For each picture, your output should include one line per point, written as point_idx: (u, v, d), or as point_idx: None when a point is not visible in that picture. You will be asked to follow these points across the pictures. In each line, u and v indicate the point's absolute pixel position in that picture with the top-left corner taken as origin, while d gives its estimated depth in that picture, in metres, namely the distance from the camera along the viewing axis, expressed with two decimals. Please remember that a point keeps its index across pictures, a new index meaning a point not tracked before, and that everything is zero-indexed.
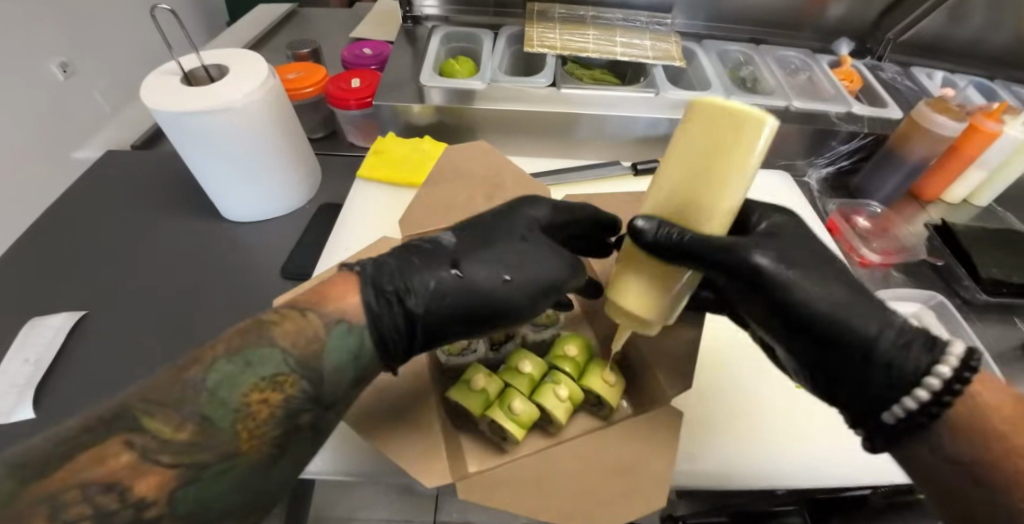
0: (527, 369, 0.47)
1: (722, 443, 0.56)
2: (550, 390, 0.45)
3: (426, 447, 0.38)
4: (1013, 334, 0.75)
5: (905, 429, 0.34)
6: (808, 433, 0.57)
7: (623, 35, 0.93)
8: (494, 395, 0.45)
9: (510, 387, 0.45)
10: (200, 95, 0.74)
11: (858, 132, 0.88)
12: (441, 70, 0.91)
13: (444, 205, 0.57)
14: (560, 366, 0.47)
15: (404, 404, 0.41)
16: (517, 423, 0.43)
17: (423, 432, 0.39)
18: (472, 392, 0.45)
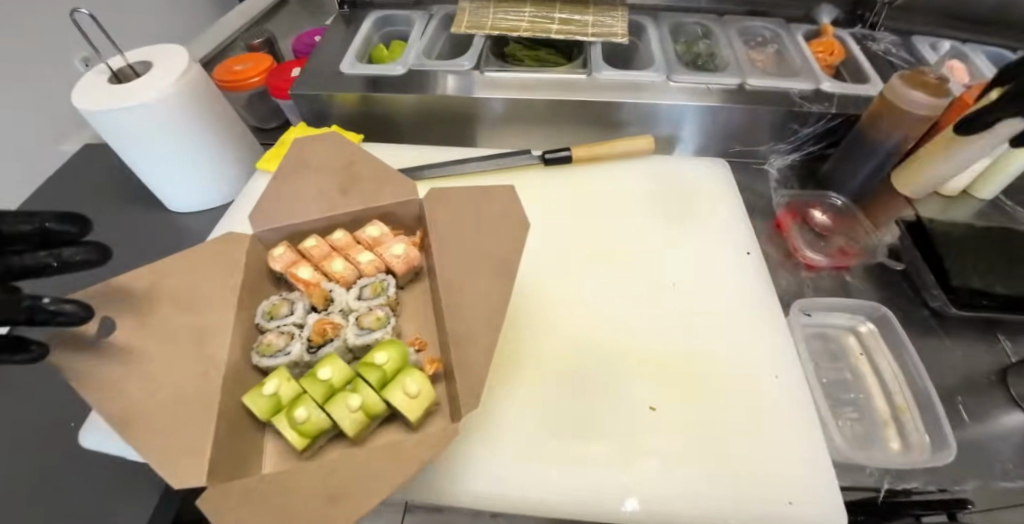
0: (326, 376, 0.46)
1: None
2: (338, 400, 0.44)
3: (189, 444, 0.39)
4: (993, 355, 0.65)
5: None
6: (670, 457, 0.45)
7: (564, 11, 0.86)
8: (287, 400, 0.46)
9: (304, 394, 0.46)
10: (120, 92, 0.74)
11: (824, 113, 0.76)
12: (372, 57, 0.89)
13: (300, 198, 0.57)
14: (363, 374, 0.46)
15: (186, 405, 0.41)
16: (297, 432, 0.44)
17: (187, 430, 0.39)
18: (263, 397, 0.46)
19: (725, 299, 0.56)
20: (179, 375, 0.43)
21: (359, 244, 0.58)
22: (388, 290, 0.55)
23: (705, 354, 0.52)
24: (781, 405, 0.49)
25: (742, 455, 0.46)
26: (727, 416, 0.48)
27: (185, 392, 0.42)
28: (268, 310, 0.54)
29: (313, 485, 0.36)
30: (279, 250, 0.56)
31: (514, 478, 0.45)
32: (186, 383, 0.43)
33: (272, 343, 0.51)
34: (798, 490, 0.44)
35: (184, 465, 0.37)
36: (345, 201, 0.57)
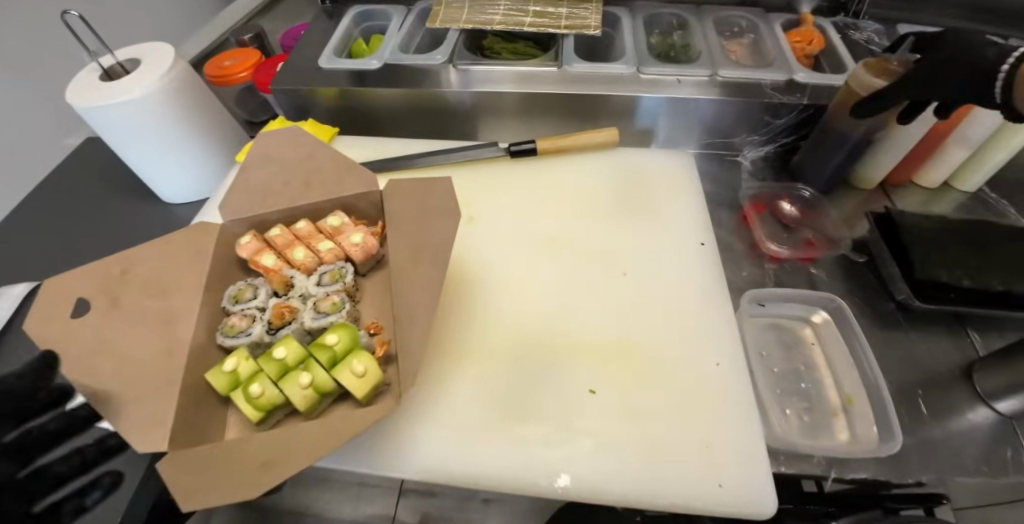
0: (281, 355, 0.49)
1: None
2: (291, 378, 0.47)
3: (151, 414, 0.42)
4: (959, 350, 0.64)
5: None
6: (605, 438, 0.46)
7: (538, 5, 0.86)
8: (245, 377, 0.48)
9: (260, 372, 0.48)
10: (115, 87, 0.78)
11: (796, 104, 0.76)
12: (353, 52, 0.91)
13: (262, 191, 0.59)
14: (316, 354, 0.48)
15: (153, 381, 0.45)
16: (252, 406, 0.46)
17: (153, 399, 0.43)
18: (221, 373, 0.48)
19: (674, 290, 0.57)
20: (140, 349, 0.45)
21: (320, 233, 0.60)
22: (347, 276, 0.58)
23: (647, 342, 0.53)
24: (719, 391, 0.50)
25: (676, 438, 0.47)
26: (665, 401, 0.49)
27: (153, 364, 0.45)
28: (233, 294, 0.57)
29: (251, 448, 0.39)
30: (245, 239, 0.58)
31: (450, 456, 0.46)
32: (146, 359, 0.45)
33: (234, 325, 0.54)
34: (728, 471, 0.45)
35: (141, 432, 0.40)
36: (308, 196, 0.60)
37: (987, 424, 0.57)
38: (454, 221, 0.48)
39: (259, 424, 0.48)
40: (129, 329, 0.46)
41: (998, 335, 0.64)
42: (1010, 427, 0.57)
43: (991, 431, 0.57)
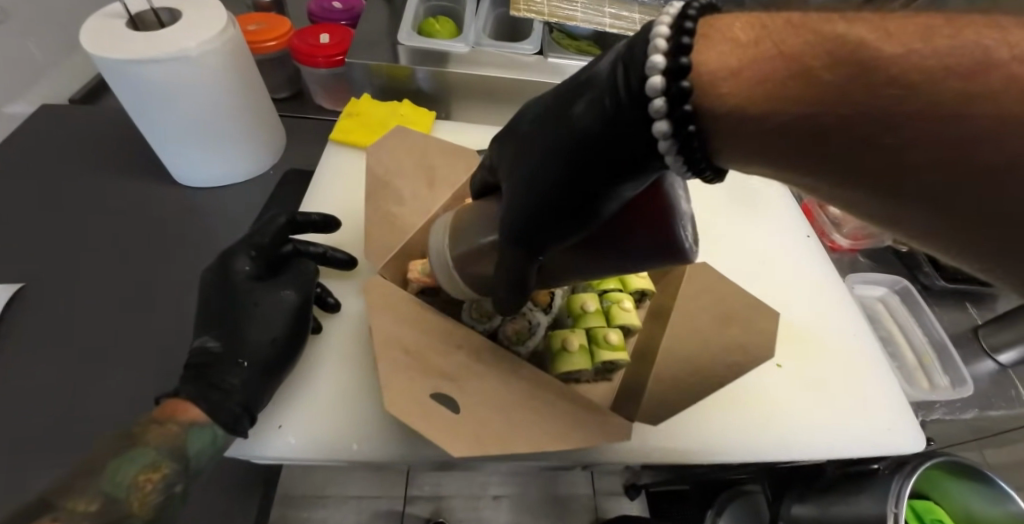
0: (592, 307, 0.48)
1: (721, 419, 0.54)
2: (617, 311, 0.48)
3: (538, 413, 0.35)
4: (966, 318, 0.81)
5: (688, 145, 0.23)
6: (807, 407, 0.54)
7: (612, 7, 0.87)
8: (587, 340, 0.46)
9: (595, 328, 0.47)
10: (142, 38, 0.60)
11: None
12: (421, 30, 0.84)
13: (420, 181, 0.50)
14: (607, 287, 0.50)
15: (506, 379, 0.37)
16: (623, 350, 0.46)
17: (462, 374, 0.36)
18: (576, 351, 0.44)
19: (804, 280, 0.65)
20: (432, 349, 0.37)
21: None
22: None
23: (799, 323, 0.61)
24: (866, 360, 0.60)
25: (853, 401, 0.56)
26: (834, 369, 0.58)
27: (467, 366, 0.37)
28: (472, 315, 0.46)
29: (587, 416, 0.37)
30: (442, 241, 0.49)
31: (690, 434, 0.51)
32: (459, 368, 0.36)
33: (519, 329, 0.46)
34: (896, 420, 0.55)
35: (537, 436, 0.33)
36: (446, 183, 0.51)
37: (994, 372, 0.75)
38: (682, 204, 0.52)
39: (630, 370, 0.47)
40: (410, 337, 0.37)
41: (990, 306, 0.82)
42: (1011, 374, 0.75)
43: (996, 376, 0.76)
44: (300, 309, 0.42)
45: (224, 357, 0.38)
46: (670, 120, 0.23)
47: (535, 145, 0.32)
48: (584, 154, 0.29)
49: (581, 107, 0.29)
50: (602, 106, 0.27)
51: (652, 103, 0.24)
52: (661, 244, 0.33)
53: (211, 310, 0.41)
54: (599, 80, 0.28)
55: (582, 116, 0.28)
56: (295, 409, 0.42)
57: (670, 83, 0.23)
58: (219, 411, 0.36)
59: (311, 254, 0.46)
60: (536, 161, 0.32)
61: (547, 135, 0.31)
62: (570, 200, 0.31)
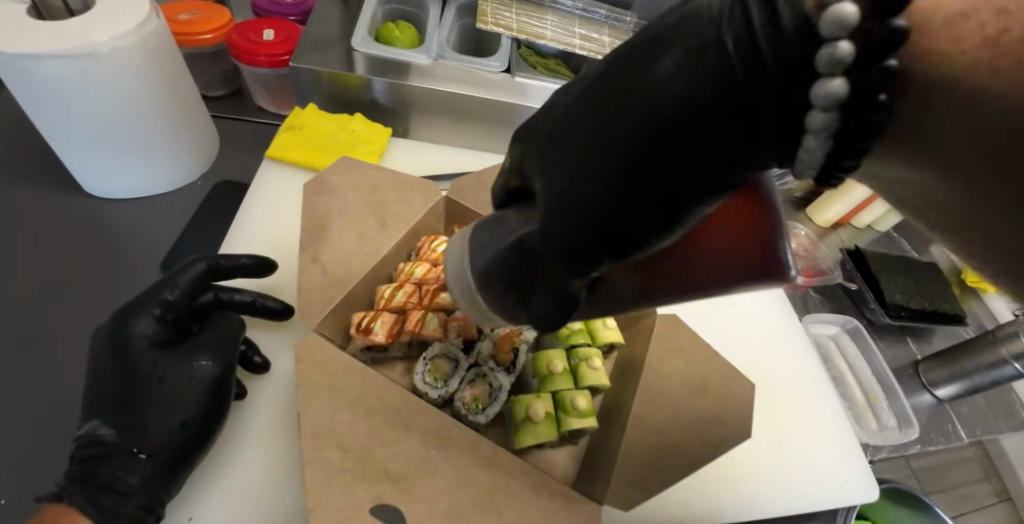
0: (559, 367, 0.44)
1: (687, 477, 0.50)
2: (585, 371, 0.44)
3: (494, 514, 0.31)
4: (906, 353, 0.84)
5: (857, 136, 0.11)
6: (767, 461, 0.53)
7: (581, 28, 0.84)
8: (552, 409, 0.42)
9: (560, 393, 0.43)
10: (41, 31, 0.50)
11: None
12: (378, 35, 0.78)
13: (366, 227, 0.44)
14: (576, 342, 0.46)
15: (455, 472, 0.32)
16: (591, 417, 0.42)
17: (412, 470, 0.32)
18: (538, 424, 0.40)
19: (764, 323, 0.64)
20: (377, 443, 0.32)
21: None
22: None
23: (761, 370, 0.60)
24: (825, 407, 0.59)
25: (813, 451, 0.55)
26: (790, 417, 0.57)
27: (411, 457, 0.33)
28: (427, 379, 0.42)
29: (554, 511, 0.32)
30: (390, 293, 0.44)
31: (653, 500, 0.48)
32: (403, 464, 0.32)
33: (477, 395, 0.42)
34: (850, 471, 0.54)
35: None
36: (399, 222, 0.47)
37: (932, 406, 0.79)
38: None
39: (597, 432, 0.44)
40: (355, 431, 0.32)
41: (927, 340, 0.85)
42: (946, 408, 0.79)
43: (936, 411, 0.79)
44: (216, 385, 0.37)
45: (120, 448, 0.34)
46: (854, 87, 0.11)
47: (574, 128, 0.18)
48: (662, 146, 0.14)
49: (662, 57, 0.14)
50: (702, 62, 0.13)
51: (822, 55, 0.11)
52: (743, 263, 0.19)
53: (104, 386, 0.35)
54: (700, 12, 0.13)
55: (661, 78, 0.14)
56: (210, 494, 0.37)
57: (873, 41, 0.10)
58: (111, 518, 0.31)
59: (237, 307, 0.40)
60: (574, 152, 0.18)
61: (588, 112, 0.17)
62: (631, 213, 0.16)
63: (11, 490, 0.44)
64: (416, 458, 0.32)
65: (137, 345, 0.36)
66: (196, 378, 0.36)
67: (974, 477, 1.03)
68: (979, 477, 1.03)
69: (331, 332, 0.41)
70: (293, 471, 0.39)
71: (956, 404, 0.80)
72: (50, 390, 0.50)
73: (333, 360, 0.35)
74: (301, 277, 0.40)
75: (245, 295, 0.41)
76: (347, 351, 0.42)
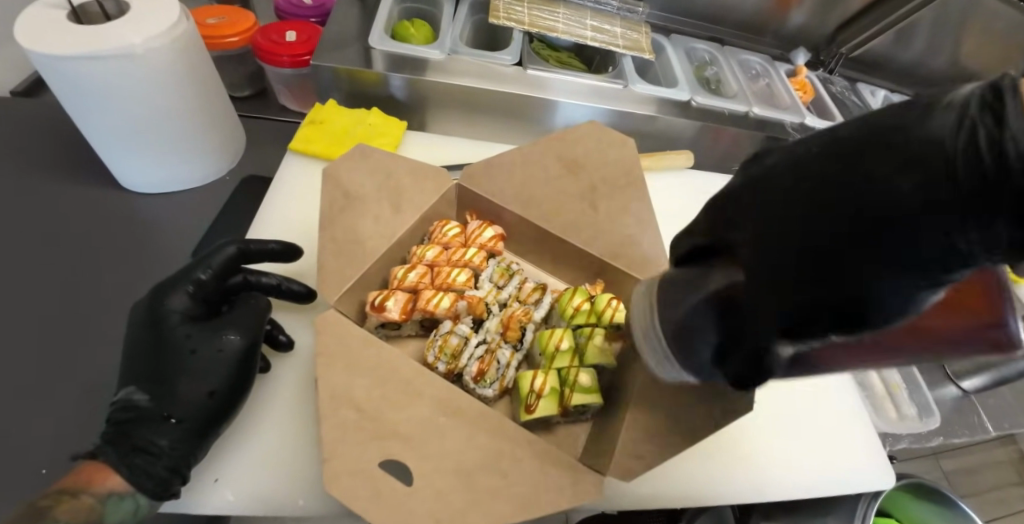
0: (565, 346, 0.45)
1: (702, 453, 0.50)
2: (590, 351, 0.45)
3: (500, 475, 0.33)
4: None
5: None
6: (769, 444, 0.52)
7: (593, 20, 0.86)
8: (558, 385, 0.43)
9: (565, 370, 0.44)
10: (81, 35, 0.54)
11: (809, 143, 0.89)
12: (394, 33, 0.80)
13: (379, 213, 0.47)
14: (581, 323, 0.48)
15: (463, 434, 0.34)
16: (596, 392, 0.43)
17: (424, 433, 0.34)
18: (543, 397, 0.41)
19: None
20: (388, 408, 0.34)
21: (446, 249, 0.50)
22: (515, 269, 0.51)
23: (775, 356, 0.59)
24: (841, 391, 0.58)
25: (827, 432, 0.54)
26: (800, 401, 0.56)
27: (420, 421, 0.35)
28: (437, 354, 0.43)
29: (557, 476, 0.34)
30: (404, 274, 0.46)
31: (661, 475, 0.49)
32: (414, 426, 0.34)
33: (485, 369, 0.43)
34: (858, 454, 0.54)
35: (494, 505, 0.31)
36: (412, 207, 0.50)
37: (957, 398, 0.76)
38: (657, 235, 0.52)
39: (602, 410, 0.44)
40: (370, 396, 0.34)
41: None
42: (972, 401, 0.76)
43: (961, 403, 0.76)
44: (243, 360, 0.39)
45: (152, 413, 0.36)
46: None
47: (789, 214, 0.20)
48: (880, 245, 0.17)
49: (894, 174, 0.17)
50: (938, 182, 0.15)
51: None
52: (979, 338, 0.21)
53: (140, 358, 0.38)
54: (937, 136, 0.16)
55: (895, 194, 0.17)
56: (235, 459, 0.39)
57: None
58: (141, 478, 0.34)
59: (263, 289, 0.43)
60: (783, 235, 0.20)
61: (804, 198, 0.20)
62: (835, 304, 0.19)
63: (56, 459, 0.47)
64: (426, 423, 0.34)
65: (171, 319, 0.39)
66: (224, 353, 0.39)
67: (1010, 481, 0.99)
68: (1015, 480, 0.99)
69: (347, 310, 0.44)
70: (315, 438, 0.41)
71: (982, 396, 0.77)
72: (92, 368, 0.54)
73: (350, 331, 0.38)
74: (326, 254, 0.42)
75: (269, 276, 0.43)
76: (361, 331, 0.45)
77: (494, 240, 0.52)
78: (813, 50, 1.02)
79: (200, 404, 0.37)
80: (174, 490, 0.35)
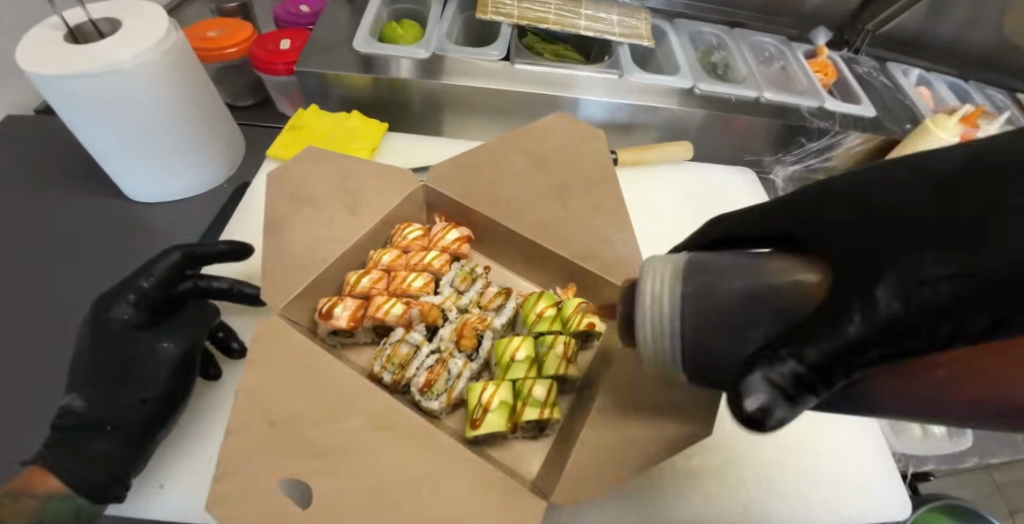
0: (521, 357, 0.43)
1: (685, 473, 0.45)
2: (549, 363, 0.43)
3: (428, 494, 0.31)
4: None
5: None
6: (769, 463, 0.47)
7: (589, 9, 0.83)
8: (510, 400, 0.40)
9: (519, 383, 0.41)
10: (73, 51, 0.57)
11: (829, 129, 0.82)
12: (382, 35, 0.79)
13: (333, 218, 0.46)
14: (543, 331, 0.45)
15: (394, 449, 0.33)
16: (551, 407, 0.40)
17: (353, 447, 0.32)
18: (491, 412, 0.39)
19: None
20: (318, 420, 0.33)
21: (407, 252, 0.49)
22: (479, 274, 0.49)
23: None
24: (853, 406, 0.52)
25: (834, 450, 0.48)
26: (815, 416, 0.50)
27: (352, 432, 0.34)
28: (383, 364, 0.42)
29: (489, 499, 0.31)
30: (358, 280, 0.45)
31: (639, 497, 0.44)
32: (343, 440, 0.32)
33: (433, 379, 0.41)
34: (882, 481, 0.47)
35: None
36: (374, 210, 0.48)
37: None
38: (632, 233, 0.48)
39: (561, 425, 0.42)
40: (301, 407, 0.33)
41: None
42: None
43: None
44: (184, 364, 0.39)
45: (92, 419, 0.37)
46: None
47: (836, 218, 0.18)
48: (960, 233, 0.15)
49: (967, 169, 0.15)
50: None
51: None
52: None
53: (83, 366, 0.39)
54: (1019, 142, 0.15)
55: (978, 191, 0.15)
56: (185, 466, 0.39)
57: None
58: (79, 482, 0.34)
59: (214, 294, 0.42)
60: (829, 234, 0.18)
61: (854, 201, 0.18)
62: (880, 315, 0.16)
63: None
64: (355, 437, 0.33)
65: (113, 326, 0.39)
66: (165, 358, 0.39)
67: None
68: None
69: (297, 317, 0.43)
70: None
71: None
72: None
73: (287, 341, 0.37)
74: (272, 260, 0.42)
75: (221, 280, 0.43)
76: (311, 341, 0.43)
77: (458, 243, 0.50)
78: (837, 28, 0.95)
79: (141, 408, 0.37)
80: (114, 494, 0.35)
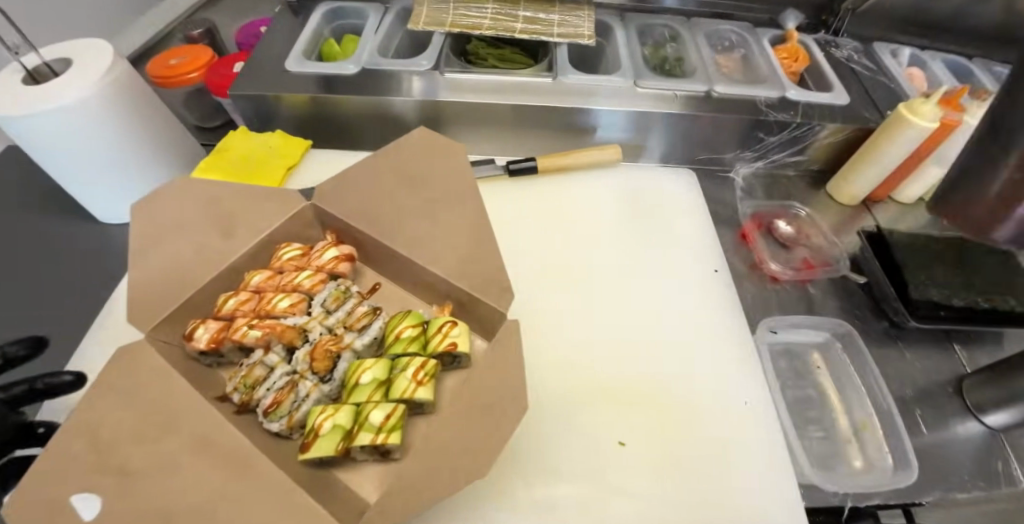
0: (367, 379, 0.44)
1: (547, 497, 0.43)
2: (394, 384, 0.43)
3: None
4: (948, 365, 0.67)
5: None
6: (640, 491, 0.44)
7: (527, 10, 0.80)
8: (346, 421, 0.41)
9: (360, 406, 0.42)
10: (23, 88, 0.60)
11: (789, 120, 0.76)
12: (321, 53, 0.81)
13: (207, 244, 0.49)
14: (398, 351, 0.45)
15: None
16: (388, 428, 0.40)
17: None
18: (323, 433, 0.40)
19: (692, 332, 0.55)
20: None
21: (282, 273, 0.50)
22: (353, 292, 0.50)
23: (676, 387, 0.51)
24: (755, 435, 0.48)
25: (719, 482, 0.45)
26: (703, 450, 0.47)
27: (165, 457, 0.37)
28: (235, 385, 0.43)
29: None
30: (227, 303, 0.47)
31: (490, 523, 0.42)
32: None
33: (279, 401, 0.42)
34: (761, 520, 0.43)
35: None
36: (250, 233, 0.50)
37: (980, 438, 0.60)
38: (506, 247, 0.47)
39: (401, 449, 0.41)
40: None
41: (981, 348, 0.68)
42: (1002, 440, 0.60)
43: (981, 441, 0.60)
44: None
45: None
46: None
47: None
48: None
49: None
50: None
51: None
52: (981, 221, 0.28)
53: None
54: None
55: None
56: None
57: None
58: None
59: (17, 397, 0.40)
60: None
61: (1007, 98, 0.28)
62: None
63: None
64: None
65: None
66: None
67: None
68: None
69: (167, 336, 0.46)
70: None
71: (1013, 433, 0.60)
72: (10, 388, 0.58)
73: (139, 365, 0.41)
74: (140, 287, 0.44)
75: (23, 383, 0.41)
76: (185, 364, 0.46)
77: (337, 262, 0.51)
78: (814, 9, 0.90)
79: None
80: None
